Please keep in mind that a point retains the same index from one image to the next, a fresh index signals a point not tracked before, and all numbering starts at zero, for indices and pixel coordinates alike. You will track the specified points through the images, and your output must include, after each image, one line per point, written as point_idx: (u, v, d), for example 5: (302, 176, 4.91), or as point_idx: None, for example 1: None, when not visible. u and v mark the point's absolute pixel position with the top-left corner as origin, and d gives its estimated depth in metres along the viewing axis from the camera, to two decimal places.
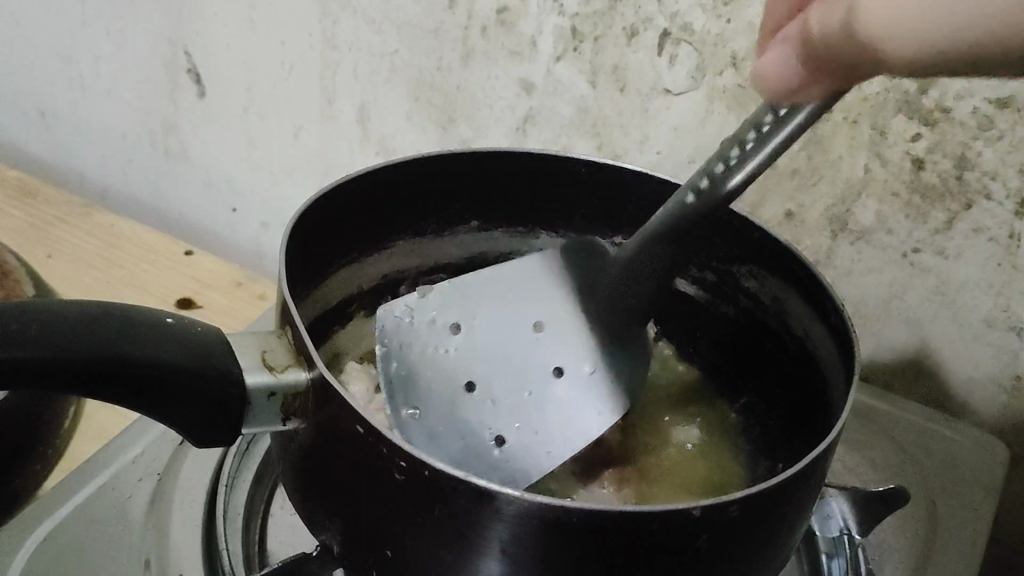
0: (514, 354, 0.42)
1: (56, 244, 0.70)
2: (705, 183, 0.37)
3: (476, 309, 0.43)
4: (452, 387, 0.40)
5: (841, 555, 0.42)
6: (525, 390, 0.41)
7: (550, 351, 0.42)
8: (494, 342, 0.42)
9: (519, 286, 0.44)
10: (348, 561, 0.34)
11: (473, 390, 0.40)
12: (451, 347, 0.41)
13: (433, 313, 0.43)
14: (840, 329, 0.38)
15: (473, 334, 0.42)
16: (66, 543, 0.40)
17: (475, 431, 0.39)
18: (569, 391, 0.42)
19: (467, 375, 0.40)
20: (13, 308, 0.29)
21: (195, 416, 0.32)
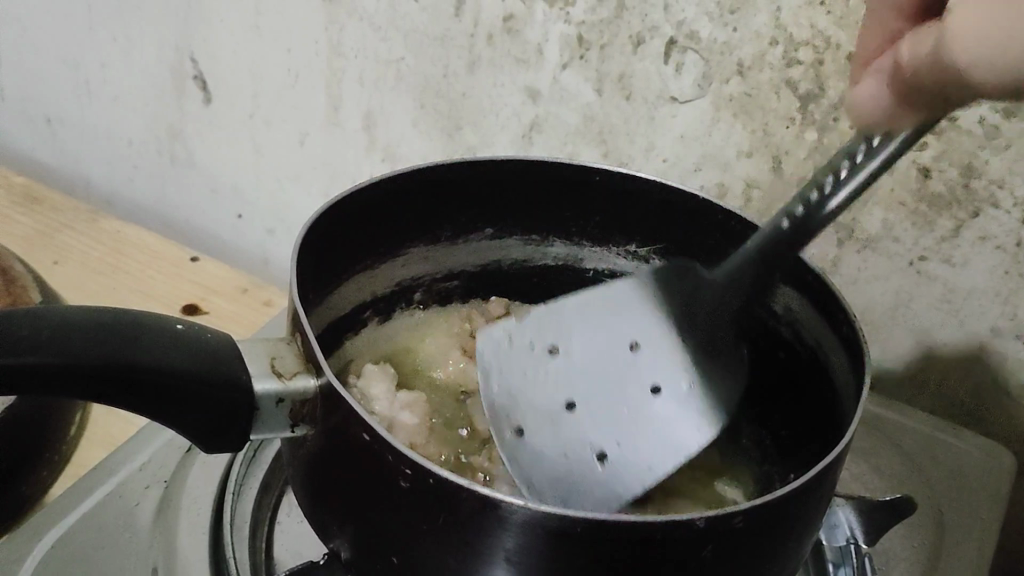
0: (619, 373, 0.43)
1: (63, 251, 0.70)
2: (787, 223, 0.37)
3: (576, 330, 0.44)
4: (540, 408, 0.42)
5: (847, 564, 0.42)
6: (626, 414, 0.42)
7: (649, 370, 0.43)
8: (585, 368, 0.43)
9: (620, 312, 0.44)
10: (356, 568, 0.34)
11: (604, 460, 0.41)
12: (545, 375, 0.43)
13: (535, 339, 0.44)
14: (852, 339, 0.38)
15: (575, 360, 0.44)
16: (73, 551, 0.40)
17: (575, 458, 0.41)
18: (669, 413, 0.42)
19: (565, 395, 0.42)
20: (24, 313, 0.29)
21: (204, 423, 0.32)
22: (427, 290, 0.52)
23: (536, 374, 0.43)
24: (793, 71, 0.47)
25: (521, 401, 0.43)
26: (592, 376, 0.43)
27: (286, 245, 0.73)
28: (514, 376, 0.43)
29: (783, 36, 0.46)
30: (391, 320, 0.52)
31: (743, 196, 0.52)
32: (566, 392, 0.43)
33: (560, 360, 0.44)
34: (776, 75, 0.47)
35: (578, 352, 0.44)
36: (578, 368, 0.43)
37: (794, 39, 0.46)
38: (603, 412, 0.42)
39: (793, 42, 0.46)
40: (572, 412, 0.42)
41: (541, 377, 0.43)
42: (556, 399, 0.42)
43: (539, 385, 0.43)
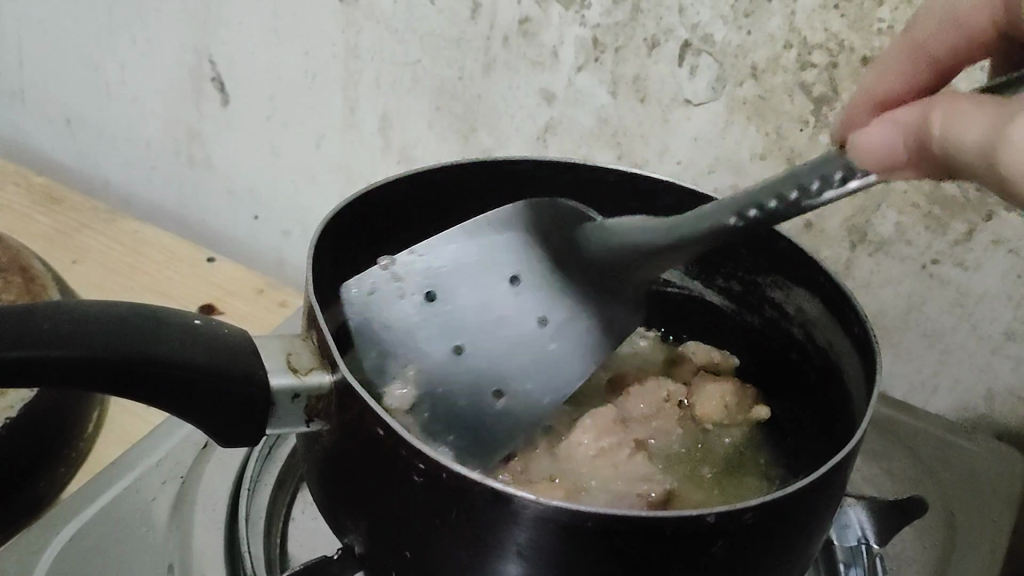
0: (491, 316, 0.43)
1: (82, 250, 0.71)
2: (753, 214, 0.35)
3: (448, 270, 0.44)
4: (468, 360, 0.42)
5: (858, 564, 0.42)
6: (517, 338, 0.43)
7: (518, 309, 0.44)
8: (470, 312, 0.43)
9: (479, 245, 0.44)
10: (370, 562, 0.34)
11: (502, 394, 0.42)
12: (496, 305, 0.44)
13: (405, 288, 0.42)
14: (863, 339, 0.38)
15: (451, 304, 0.43)
16: (90, 545, 0.40)
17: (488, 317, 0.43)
18: (555, 334, 0.44)
19: (454, 339, 0.43)
20: (47, 307, 0.30)
21: (220, 416, 0.32)
22: None
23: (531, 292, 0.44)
24: (807, 74, 0.47)
25: (429, 369, 0.41)
26: (520, 338, 0.43)
27: (302, 245, 0.74)
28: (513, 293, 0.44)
29: (797, 39, 0.47)
30: None
31: None
32: (479, 356, 0.42)
33: (440, 306, 0.43)
34: (790, 78, 0.48)
35: (560, 307, 0.44)
36: (543, 297, 0.44)
37: (808, 43, 0.46)
38: (490, 338, 0.43)
39: (807, 45, 0.46)
40: (500, 398, 0.42)
41: (469, 359, 0.42)
42: (483, 359, 0.42)
43: (422, 335, 0.42)
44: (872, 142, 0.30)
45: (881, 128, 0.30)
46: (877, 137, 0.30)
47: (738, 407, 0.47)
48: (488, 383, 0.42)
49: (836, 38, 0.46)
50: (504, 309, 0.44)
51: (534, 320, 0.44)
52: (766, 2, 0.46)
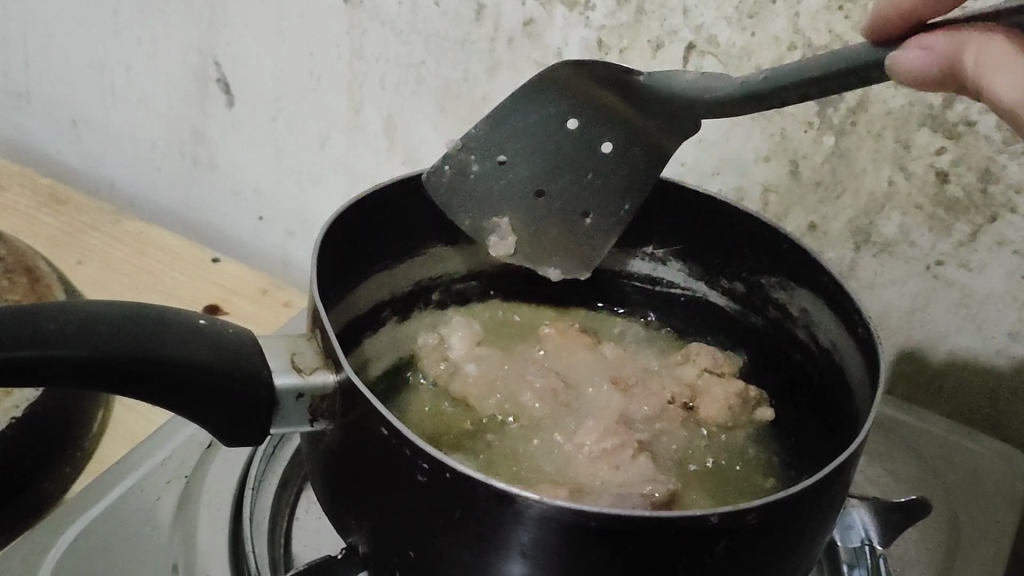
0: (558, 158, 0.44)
1: (88, 252, 0.71)
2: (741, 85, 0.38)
3: (508, 148, 0.44)
4: (549, 219, 0.46)
5: (862, 565, 0.42)
6: (587, 176, 0.44)
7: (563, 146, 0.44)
8: (539, 167, 0.44)
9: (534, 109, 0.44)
10: (374, 562, 0.34)
11: (589, 215, 0.45)
12: (556, 141, 0.44)
13: (474, 163, 0.45)
14: (867, 339, 0.38)
15: (517, 165, 0.45)
16: (95, 545, 0.40)
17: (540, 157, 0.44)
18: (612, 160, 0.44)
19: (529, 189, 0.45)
20: (51, 307, 0.30)
21: (224, 416, 0.32)
22: (446, 289, 0.53)
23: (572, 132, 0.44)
24: None
25: (512, 224, 0.46)
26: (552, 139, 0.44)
27: (307, 245, 0.74)
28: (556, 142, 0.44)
29: (801, 41, 0.47)
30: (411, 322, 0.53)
31: (761, 200, 0.52)
32: (563, 211, 0.45)
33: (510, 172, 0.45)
34: None
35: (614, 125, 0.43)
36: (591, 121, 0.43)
37: (812, 44, 0.46)
38: (568, 188, 0.45)
39: (811, 47, 0.47)
40: (589, 217, 0.45)
41: (556, 213, 0.45)
42: (572, 221, 0.46)
43: (500, 199, 0.46)
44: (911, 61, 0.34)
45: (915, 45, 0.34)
46: (909, 54, 0.34)
47: (742, 409, 0.48)
48: (581, 226, 0.46)
49: (840, 39, 0.46)
50: (566, 156, 0.44)
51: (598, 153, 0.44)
52: (771, 4, 0.46)
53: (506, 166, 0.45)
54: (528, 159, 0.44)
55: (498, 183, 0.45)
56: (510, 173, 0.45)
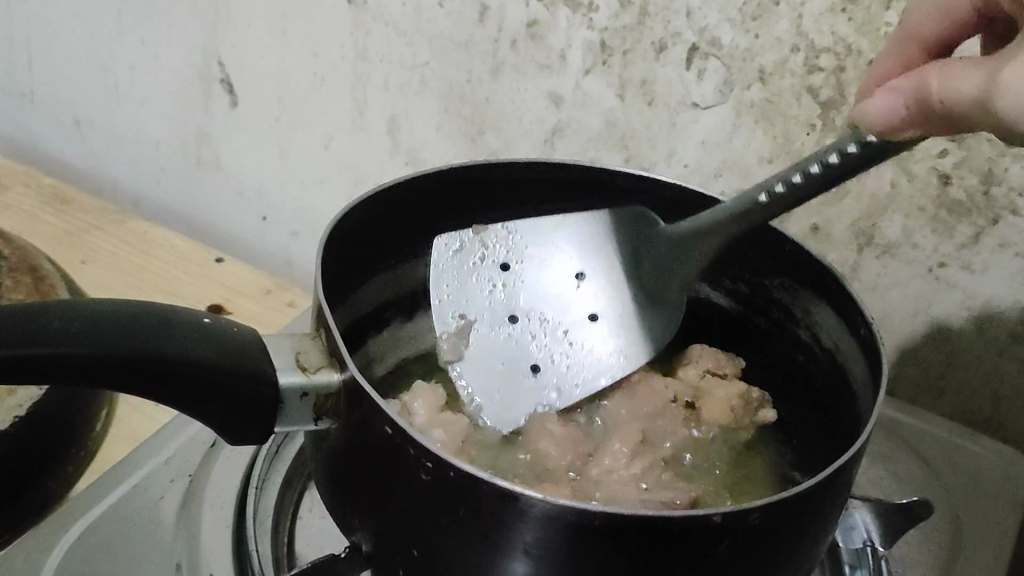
0: (549, 293, 0.46)
1: (91, 251, 0.71)
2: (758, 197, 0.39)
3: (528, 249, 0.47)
4: (501, 344, 0.45)
5: (863, 567, 0.42)
6: (569, 339, 0.46)
7: (584, 300, 0.46)
8: (535, 290, 0.46)
9: (558, 235, 0.46)
10: (377, 561, 0.34)
11: (539, 373, 0.45)
12: (558, 293, 0.46)
13: (486, 254, 0.47)
14: (869, 341, 0.38)
15: (522, 281, 0.46)
16: (99, 544, 0.40)
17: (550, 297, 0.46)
18: (601, 334, 0.46)
19: (507, 309, 0.46)
20: (58, 305, 0.30)
21: (229, 414, 0.32)
22: None
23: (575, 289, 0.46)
24: (814, 78, 0.47)
25: (478, 332, 0.46)
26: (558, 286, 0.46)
27: (309, 246, 0.74)
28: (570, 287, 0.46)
29: (804, 43, 0.47)
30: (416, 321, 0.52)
31: None
32: (523, 341, 0.45)
33: (514, 277, 0.46)
34: (798, 82, 0.48)
35: (614, 307, 0.46)
36: (604, 296, 0.46)
37: (815, 47, 0.47)
38: (544, 315, 0.46)
39: (814, 49, 0.47)
40: (536, 376, 0.45)
41: (513, 344, 0.45)
42: (521, 361, 0.45)
43: (483, 303, 0.46)
44: (881, 108, 0.34)
45: (886, 93, 0.34)
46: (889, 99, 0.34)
47: (744, 410, 0.47)
48: (518, 380, 0.46)
49: (843, 41, 0.46)
50: (565, 304, 0.46)
51: (598, 359, 0.46)
52: (774, 6, 0.46)
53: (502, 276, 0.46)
54: (526, 292, 0.46)
55: (480, 274, 0.46)
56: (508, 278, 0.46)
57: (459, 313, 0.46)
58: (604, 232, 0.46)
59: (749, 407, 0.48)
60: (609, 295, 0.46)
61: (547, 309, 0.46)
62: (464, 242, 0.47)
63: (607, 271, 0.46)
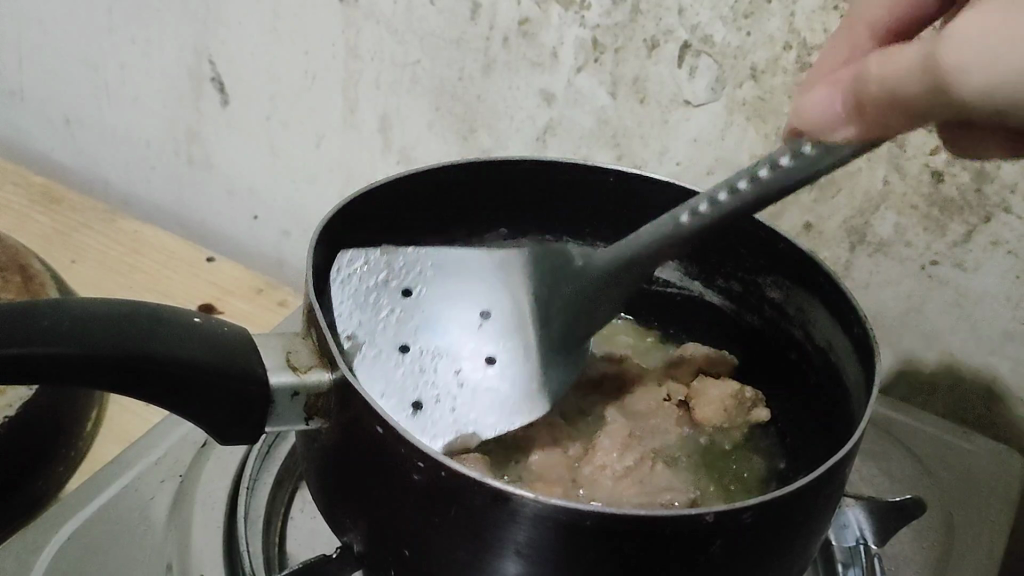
0: (453, 328, 0.41)
1: (81, 250, 0.71)
2: (743, 184, 0.36)
3: (432, 276, 0.43)
4: (383, 367, 0.38)
5: (857, 565, 0.41)
6: (460, 376, 0.39)
7: (484, 339, 0.41)
8: (432, 321, 0.41)
9: (467, 270, 0.43)
10: (369, 560, 0.34)
11: (419, 411, 0.37)
12: (460, 322, 0.41)
13: (391, 276, 0.42)
14: (863, 340, 0.38)
15: (419, 310, 0.41)
16: (89, 544, 0.40)
17: (454, 322, 0.41)
18: (500, 377, 0.40)
19: (401, 337, 0.40)
20: (47, 304, 0.30)
21: (218, 413, 0.32)
22: None
23: (472, 326, 0.41)
24: (806, 75, 0.47)
25: (359, 338, 0.39)
26: (459, 319, 0.41)
27: (300, 245, 0.74)
28: (460, 312, 0.41)
29: (797, 40, 0.47)
30: None
31: None
32: (411, 375, 0.38)
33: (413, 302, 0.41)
34: (790, 79, 0.48)
35: (513, 351, 0.41)
36: (503, 338, 0.41)
37: (807, 44, 0.46)
38: (437, 351, 0.39)
39: (807, 46, 0.47)
40: (415, 415, 0.37)
41: (400, 376, 0.38)
42: (405, 393, 0.38)
43: (376, 325, 0.40)
44: (817, 107, 0.30)
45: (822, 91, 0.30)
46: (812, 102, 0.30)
47: (738, 410, 0.47)
48: (396, 412, 0.37)
49: None
50: (474, 376, 0.39)
51: (488, 405, 0.39)
52: (766, 3, 0.46)
53: (405, 302, 0.41)
54: (417, 317, 0.40)
55: (361, 290, 0.41)
56: (411, 304, 0.41)
57: (343, 334, 0.39)
58: (519, 269, 0.42)
59: (743, 406, 0.47)
60: (522, 334, 0.41)
61: (444, 342, 0.40)
62: (370, 258, 0.42)
63: (507, 300, 0.42)
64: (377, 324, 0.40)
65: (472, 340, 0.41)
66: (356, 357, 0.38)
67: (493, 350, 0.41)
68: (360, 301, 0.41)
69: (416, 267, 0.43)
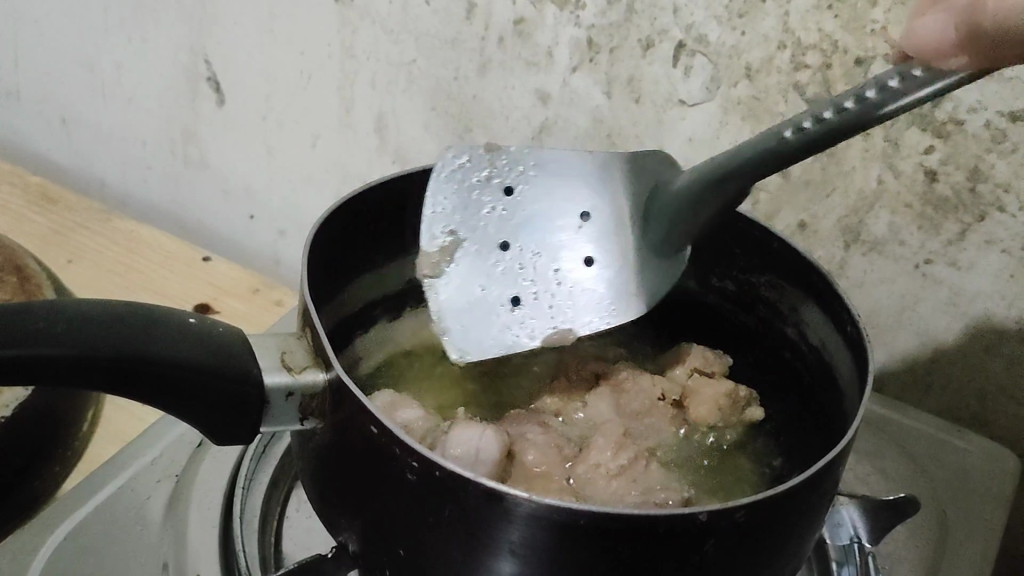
0: (553, 227, 0.44)
1: (77, 250, 0.71)
2: (808, 125, 0.33)
3: (537, 172, 0.44)
4: (484, 270, 0.44)
5: (851, 563, 0.42)
6: (557, 278, 0.44)
7: (583, 240, 0.44)
8: (537, 218, 0.44)
9: (572, 166, 0.44)
10: (364, 560, 0.34)
11: (518, 306, 0.44)
12: (560, 218, 0.44)
13: (493, 173, 0.44)
14: (856, 339, 0.38)
15: (524, 207, 0.44)
16: (85, 544, 0.40)
17: (554, 220, 0.44)
18: (592, 279, 0.44)
19: (502, 234, 0.44)
20: (42, 306, 0.30)
21: (213, 413, 0.32)
22: None
23: (570, 227, 0.44)
24: (800, 75, 0.47)
25: (462, 242, 0.44)
26: (559, 215, 0.44)
27: (296, 244, 0.74)
28: (561, 207, 0.44)
29: (791, 40, 0.47)
30: (400, 317, 0.53)
31: (751, 198, 0.53)
32: (512, 273, 0.44)
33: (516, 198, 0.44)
34: (784, 79, 0.48)
35: (610, 252, 0.44)
36: (603, 239, 0.44)
37: (801, 44, 0.47)
38: (536, 250, 0.44)
39: (801, 46, 0.47)
40: (515, 309, 0.44)
41: (500, 273, 0.44)
42: (502, 290, 0.44)
43: (479, 221, 0.44)
44: (926, 30, 0.28)
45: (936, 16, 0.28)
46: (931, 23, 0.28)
47: (731, 408, 0.47)
48: (494, 310, 0.44)
49: (829, 38, 0.46)
50: (570, 272, 0.44)
51: (583, 302, 0.44)
52: (761, 3, 0.46)
53: (504, 203, 0.44)
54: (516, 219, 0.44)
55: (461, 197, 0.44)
56: (509, 205, 0.44)
57: (449, 228, 0.44)
58: (620, 174, 0.43)
59: (736, 404, 0.47)
60: (610, 241, 0.44)
61: (538, 244, 0.44)
62: (473, 155, 0.43)
63: (606, 195, 0.43)
64: (479, 224, 0.44)
65: (570, 236, 0.44)
66: (456, 260, 0.44)
67: (586, 247, 0.44)
68: (465, 202, 0.44)
69: (522, 163, 0.44)
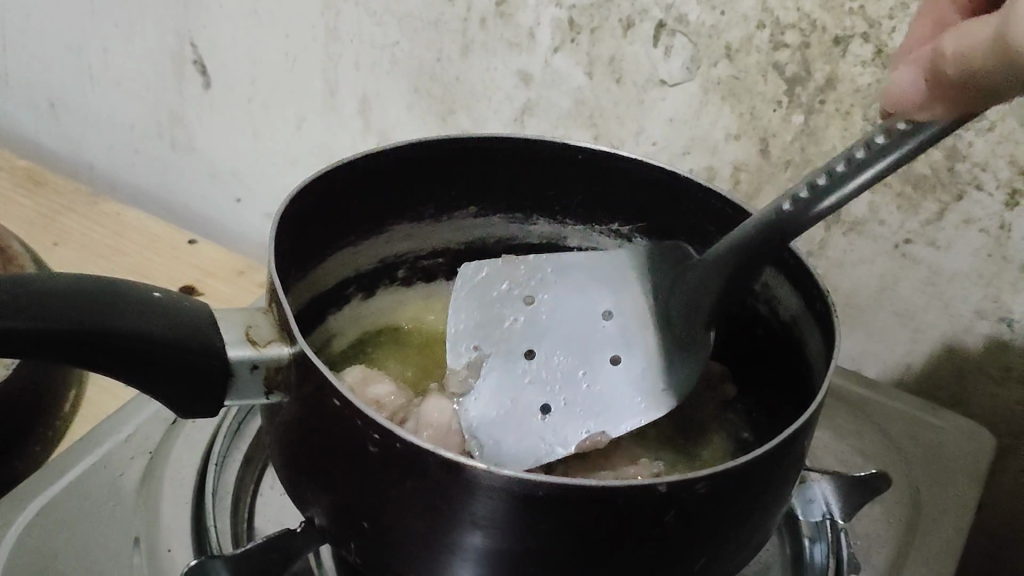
0: (577, 330, 0.44)
1: (63, 233, 0.71)
2: (822, 180, 0.34)
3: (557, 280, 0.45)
4: (513, 381, 0.43)
5: (823, 540, 0.42)
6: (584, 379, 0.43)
7: (607, 340, 0.43)
8: (563, 326, 0.44)
9: (590, 271, 0.45)
10: (330, 533, 0.35)
11: (547, 412, 0.42)
12: (584, 321, 0.44)
13: (513, 286, 0.46)
14: (825, 315, 0.38)
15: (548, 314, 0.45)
16: (58, 519, 0.40)
17: (577, 324, 0.44)
18: (621, 378, 0.43)
19: (526, 343, 0.44)
20: (4, 279, 0.30)
21: (179, 386, 0.32)
22: (411, 267, 0.54)
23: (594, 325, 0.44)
24: (780, 54, 0.47)
25: (489, 358, 0.44)
26: (583, 318, 0.44)
27: None
28: (584, 308, 0.44)
29: (770, 19, 0.47)
30: (372, 297, 0.53)
31: (732, 178, 0.53)
32: (537, 380, 0.43)
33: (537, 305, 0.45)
34: (764, 58, 0.48)
35: (635, 347, 0.43)
36: (626, 336, 0.43)
37: (781, 23, 0.46)
38: (563, 353, 0.43)
39: (780, 26, 0.47)
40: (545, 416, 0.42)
41: (526, 383, 0.43)
42: (532, 398, 0.43)
43: (502, 333, 0.45)
44: (901, 86, 0.30)
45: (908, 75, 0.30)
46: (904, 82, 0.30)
47: None
48: (526, 419, 0.43)
49: (808, 17, 0.46)
50: (597, 372, 0.43)
51: (611, 401, 0.43)
52: None
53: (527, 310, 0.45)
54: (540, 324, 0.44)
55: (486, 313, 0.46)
56: (531, 310, 0.45)
57: (474, 343, 0.45)
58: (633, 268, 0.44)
59: None
60: (638, 335, 0.43)
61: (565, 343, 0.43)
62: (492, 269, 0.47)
63: (627, 293, 0.44)
64: (505, 334, 0.45)
65: (596, 335, 0.43)
66: (483, 374, 0.44)
67: (613, 345, 0.43)
68: (491, 318, 0.45)
69: (542, 273, 0.46)
